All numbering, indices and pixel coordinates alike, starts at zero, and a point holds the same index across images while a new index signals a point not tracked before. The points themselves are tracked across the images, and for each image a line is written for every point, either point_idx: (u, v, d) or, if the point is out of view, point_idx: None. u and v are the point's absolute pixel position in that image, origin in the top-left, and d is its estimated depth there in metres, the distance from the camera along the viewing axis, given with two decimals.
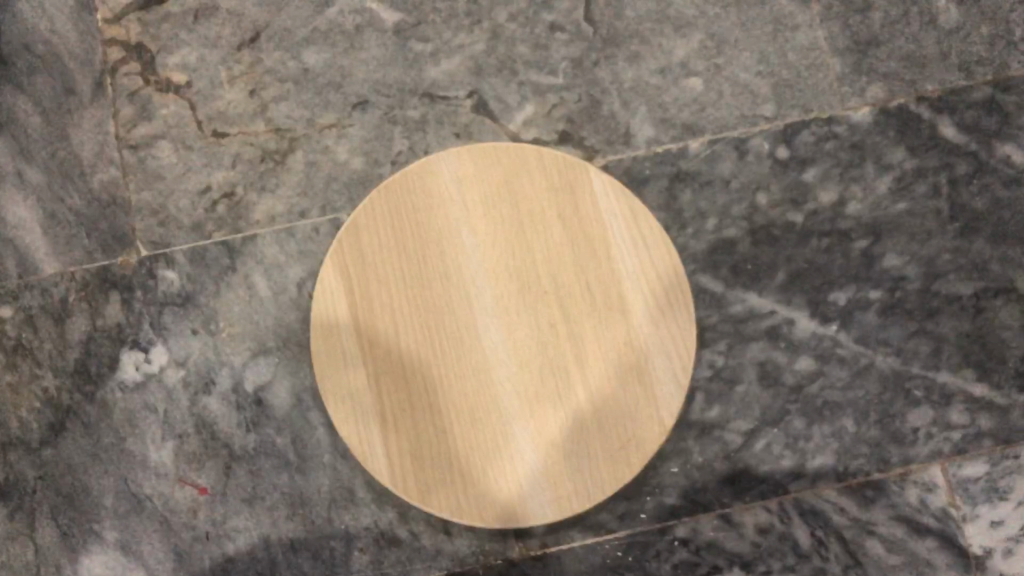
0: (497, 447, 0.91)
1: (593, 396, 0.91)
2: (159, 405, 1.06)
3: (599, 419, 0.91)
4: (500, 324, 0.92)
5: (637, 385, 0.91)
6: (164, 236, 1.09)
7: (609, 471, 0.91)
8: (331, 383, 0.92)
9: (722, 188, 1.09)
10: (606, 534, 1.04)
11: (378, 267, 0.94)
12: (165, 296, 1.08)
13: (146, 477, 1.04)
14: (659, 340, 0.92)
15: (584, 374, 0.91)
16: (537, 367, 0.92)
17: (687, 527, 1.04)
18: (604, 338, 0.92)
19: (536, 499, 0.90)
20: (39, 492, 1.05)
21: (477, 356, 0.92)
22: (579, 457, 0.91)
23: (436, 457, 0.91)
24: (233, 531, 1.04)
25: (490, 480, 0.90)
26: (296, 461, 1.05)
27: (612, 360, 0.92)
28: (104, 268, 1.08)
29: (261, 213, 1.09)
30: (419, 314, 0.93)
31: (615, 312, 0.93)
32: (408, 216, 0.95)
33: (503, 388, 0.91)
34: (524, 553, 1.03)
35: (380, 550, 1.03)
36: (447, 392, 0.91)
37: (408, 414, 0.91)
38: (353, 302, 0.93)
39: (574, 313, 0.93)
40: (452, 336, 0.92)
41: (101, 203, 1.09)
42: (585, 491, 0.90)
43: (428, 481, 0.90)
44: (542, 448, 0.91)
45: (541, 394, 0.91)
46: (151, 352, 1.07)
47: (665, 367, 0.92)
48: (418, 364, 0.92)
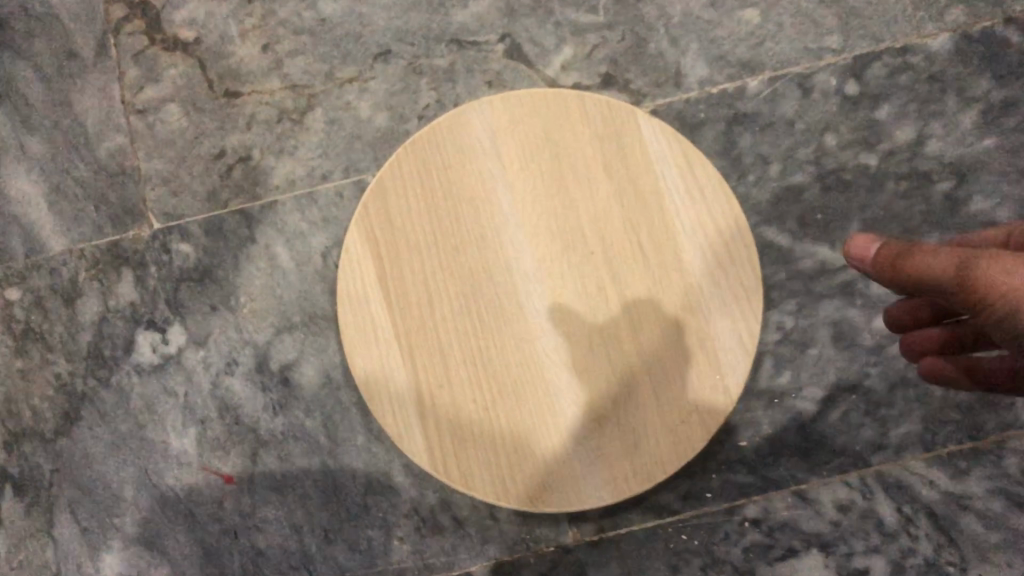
0: (545, 423, 0.81)
1: (649, 365, 0.81)
2: (180, 389, 0.98)
3: (655, 390, 0.81)
4: (544, 288, 0.83)
5: (698, 352, 0.81)
6: (178, 207, 1.01)
7: (668, 446, 0.81)
8: (361, 359, 0.83)
9: (785, 131, 0.98)
10: (669, 516, 0.94)
11: (408, 231, 0.85)
12: (181, 271, 1.00)
13: (168, 466, 0.97)
14: (721, 301, 0.82)
15: (639, 342, 0.82)
16: (586, 335, 0.82)
17: (758, 507, 0.95)
18: (660, 301, 0.82)
19: (588, 478, 0.81)
20: (56, 486, 0.97)
21: (518, 326, 0.83)
22: (635, 433, 0.81)
23: (478, 436, 0.82)
24: (263, 522, 0.96)
25: (537, 460, 0.81)
26: (328, 445, 0.97)
27: (669, 325, 0.82)
28: (114, 244, 1.00)
29: (280, 177, 1.01)
30: (454, 281, 0.84)
31: (670, 272, 0.83)
32: (439, 174, 0.85)
33: (549, 359, 0.82)
34: (579, 540, 0.94)
35: (422, 539, 0.95)
36: (486, 365, 0.82)
37: (446, 389, 0.82)
38: (382, 270, 0.84)
39: (625, 274, 0.83)
40: (491, 304, 0.83)
41: (109, 174, 1.01)
42: (642, 470, 0.81)
43: (470, 461, 0.81)
44: (593, 423, 0.81)
45: (591, 365, 0.82)
46: (168, 332, 0.99)
47: (728, 331, 0.81)
48: (455, 335, 0.83)
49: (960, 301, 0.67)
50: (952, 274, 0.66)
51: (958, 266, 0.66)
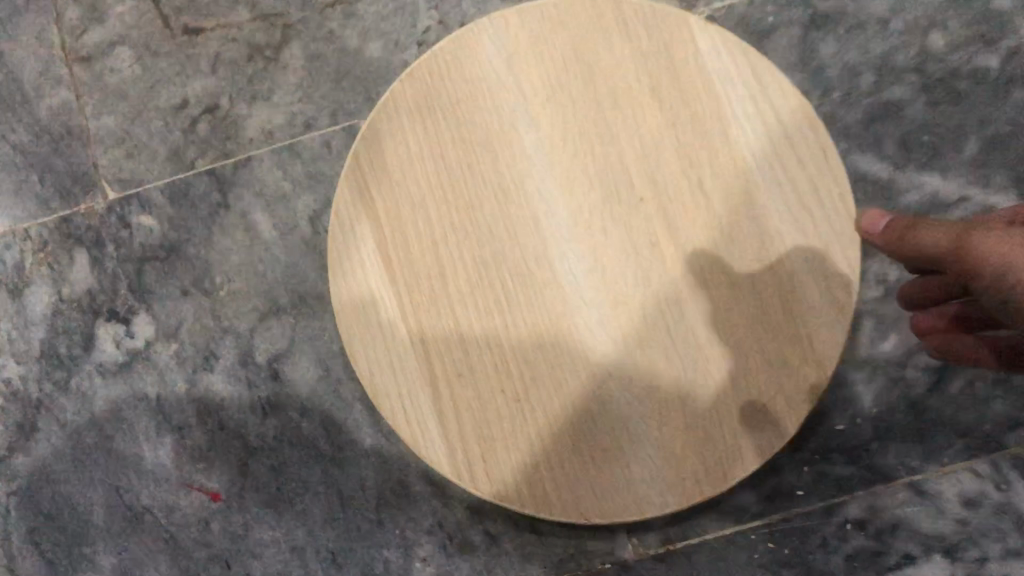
0: (588, 416, 0.58)
1: (725, 330, 0.57)
2: (151, 391, 0.82)
3: (733, 366, 0.57)
4: (578, 231, 0.58)
5: (781, 316, 0.57)
6: (137, 172, 0.84)
7: (749, 440, 0.57)
8: (356, 332, 0.59)
9: (878, 32, 0.78)
10: (751, 521, 0.76)
11: (401, 154, 0.60)
12: (144, 249, 0.83)
13: (142, 483, 0.81)
14: (809, 248, 0.57)
15: (706, 300, 0.57)
16: (639, 293, 0.58)
17: (861, 504, 0.75)
18: (737, 242, 0.57)
19: (649, 483, 0.58)
20: (14, 512, 0.82)
21: (546, 282, 0.58)
22: (705, 423, 0.57)
23: (505, 432, 0.58)
24: (258, 546, 0.80)
25: (580, 459, 0.58)
26: (331, 450, 0.80)
27: (746, 277, 0.57)
28: (64, 220, 0.84)
29: (255, 129, 0.83)
30: (456, 223, 0.59)
31: (746, 202, 0.58)
32: (436, 74, 0.60)
33: (592, 325, 0.58)
34: (641, 554, 0.77)
35: (449, 559, 0.78)
36: (511, 338, 0.58)
37: (461, 371, 0.59)
38: (372, 208, 0.60)
39: (688, 205, 0.58)
40: (512, 252, 0.59)
41: (53, 137, 0.84)
42: (719, 472, 0.57)
43: (497, 463, 0.58)
44: (652, 413, 0.58)
45: (647, 334, 0.58)
46: (133, 323, 0.82)
47: (820, 287, 0.57)
48: (466, 297, 0.59)
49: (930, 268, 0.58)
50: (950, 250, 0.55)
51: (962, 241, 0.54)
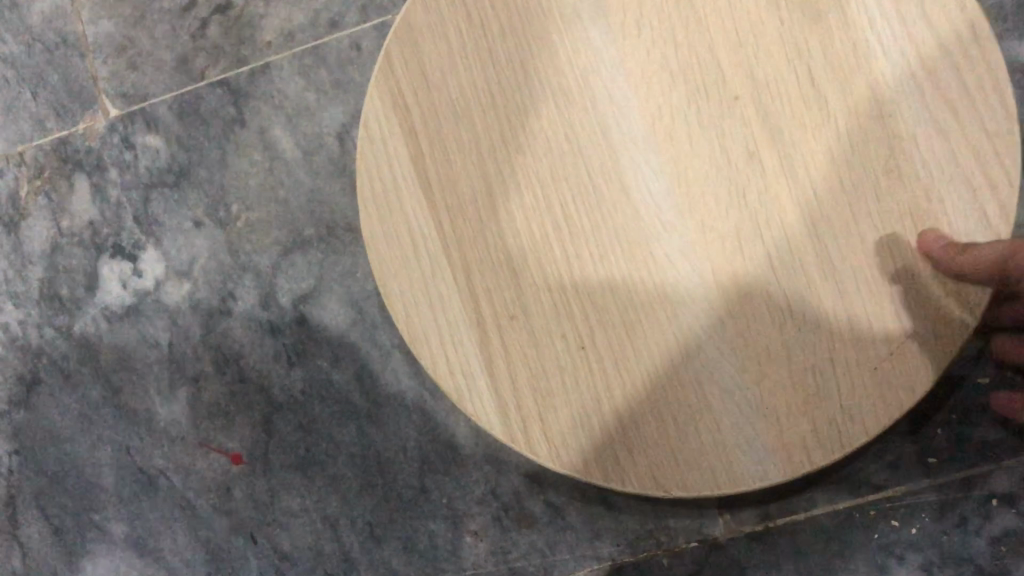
0: (665, 363, 0.40)
1: (848, 248, 0.39)
2: (162, 336, 0.71)
3: (855, 300, 0.39)
4: (650, 112, 0.41)
5: (915, 235, 0.39)
6: (140, 84, 0.72)
7: (878, 400, 0.39)
8: (381, 249, 0.43)
9: None
10: (870, 493, 0.62)
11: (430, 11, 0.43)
12: (150, 174, 0.71)
13: (156, 443, 0.71)
14: (947, 141, 0.39)
15: (815, 209, 0.39)
16: (731, 195, 0.40)
17: (1012, 477, 0.61)
18: (863, 128, 0.39)
19: (750, 452, 0.39)
20: (19, 475, 0.73)
21: (604, 182, 0.41)
22: (819, 374, 0.39)
23: (564, 382, 0.41)
24: (286, 516, 0.69)
25: (658, 419, 0.40)
26: (366, 406, 0.68)
27: (872, 176, 0.39)
28: (62, 142, 0.73)
29: (272, 30, 0.70)
30: (485, 103, 0.42)
31: (867, 74, 0.39)
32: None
33: (670, 240, 0.40)
34: (733, 531, 0.64)
35: (505, 534, 0.66)
36: (569, 255, 0.41)
37: (511, 304, 0.42)
38: (399, 88, 0.43)
39: (790, 76, 0.40)
40: (558, 141, 0.41)
41: (46, 46, 0.73)
42: (836, 442, 0.39)
43: (553, 422, 0.41)
44: (753, 359, 0.40)
45: (747, 251, 0.40)
46: (141, 260, 0.71)
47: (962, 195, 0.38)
48: (508, 200, 0.42)
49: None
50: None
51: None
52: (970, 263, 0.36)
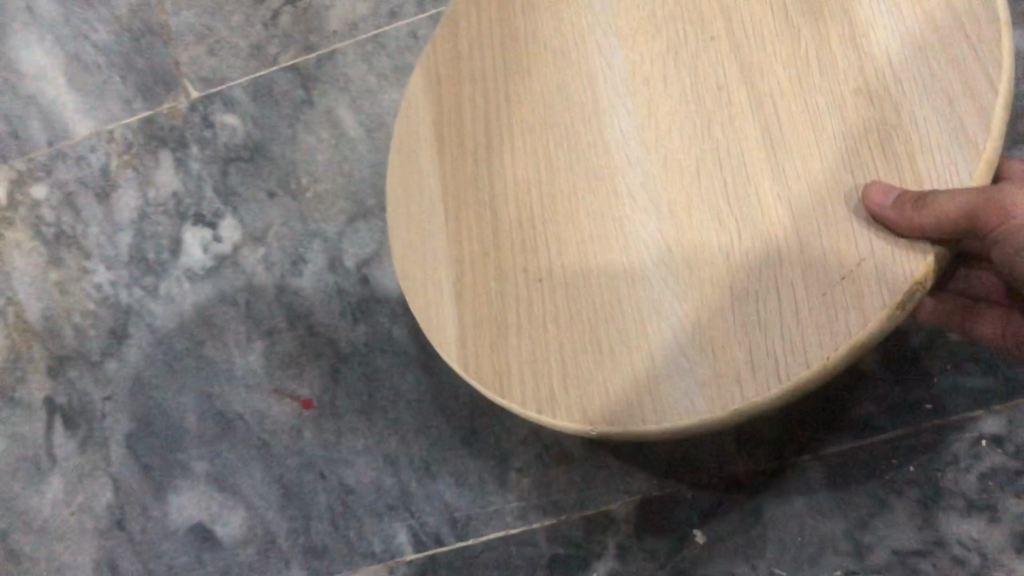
0: (616, 295, 0.44)
1: (803, 174, 0.40)
2: (239, 295, 0.79)
3: (799, 219, 0.40)
4: (635, 62, 0.47)
5: (874, 151, 0.39)
6: (218, 68, 0.80)
7: (819, 327, 0.38)
8: (400, 199, 0.53)
9: None
10: (873, 436, 0.70)
11: (472, 15, 0.53)
12: (229, 149, 0.80)
13: (234, 390, 0.79)
14: (914, 54, 0.39)
15: (773, 138, 0.42)
16: (696, 132, 0.44)
17: (1000, 421, 0.69)
18: (829, 52, 0.41)
19: (684, 379, 0.41)
20: (110, 419, 0.82)
21: (587, 129, 0.47)
22: (760, 297, 0.40)
23: (520, 313, 0.46)
24: (351, 455, 0.77)
25: (600, 349, 0.44)
26: (422, 357, 0.77)
27: (834, 99, 0.40)
28: (148, 121, 0.81)
29: (337, 20, 0.79)
30: (497, 82, 0.51)
31: (838, 3, 0.42)
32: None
33: (634, 177, 0.45)
34: (750, 469, 0.72)
35: (547, 471, 0.75)
36: (546, 200, 0.47)
37: (487, 244, 0.49)
38: (437, 73, 0.54)
39: (765, 22, 0.43)
40: (555, 104, 0.49)
41: (133, 34, 0.81)
42: (772, 371, 0.38)
43: (502, 346, 0.47)
44: (696, 285, 0.41)
45: (702, 184, 0.43)
46: (220, 227, 0.80)
47: (935, 106, 0.38)
48: (495, 158, 0.50)
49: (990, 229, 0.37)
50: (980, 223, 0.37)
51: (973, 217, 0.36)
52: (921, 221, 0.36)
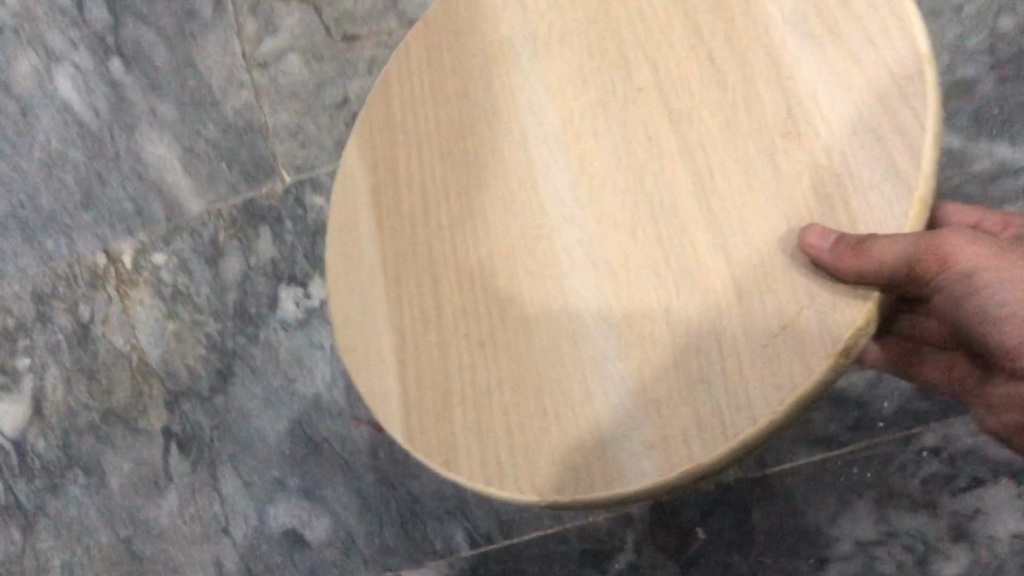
0: (553, 358, 0.48)
1: (731, 230, 0.44)
2: (326, 341, 0.98)
3: (715, 276, 0.44)
4: (563, 131, 0.51)
5: (806, 193, 0.43)
6: (307, 158, 1.00)
7: (758, 380, 0.41)
8: (341, 268, 0.57)
9: (952, 19, 0.88)
10: (838, 449, 0.88)
11: (403, 88, 0.58)
12: (316, 224, 0.99)
13: (320, 418, 0.97)
14: (840, 95, 0.43)
15: (709, 197, 0.45)
16: (629, 186, 0.48)
17: (937, 434, 0.87)
18: (757, 99, 0.45)
19: (623, 437, 0.45)
20: (217, 442, 1.00)
21: (525, 197, 0.52)
22: (700, 351, 0.43)
23: (466, 381, 0.50)
24: (417, 470, 0.95)
25: (541, 412, 0.47)
26: None
27: (764, 155, 0.44)
28: (249, 201, 1.01)
29: None
30: (437, 147, 0.56)
31: (769, 58, 0.46)
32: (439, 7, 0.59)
33: (574, 234, 0.49)
34: (741, 477, 0.89)
35: None
36: (484, 271, 0.52)
37: (427, 309, 0.53)
38: (372, 143, 0.58)
39: (681, 85, 0.48)
40: (490, 169, 0.53)
41: (237, 131, 1.01)
42: (718, 428, 0.42)
43: (449, 411, 0.50)
44: (633, 343, 0.46)
45: (635, 248, 0.47)
46: (309, 286, 0.99)
47: (862, 144, 0.42)
48: (435, 224, 0.54)
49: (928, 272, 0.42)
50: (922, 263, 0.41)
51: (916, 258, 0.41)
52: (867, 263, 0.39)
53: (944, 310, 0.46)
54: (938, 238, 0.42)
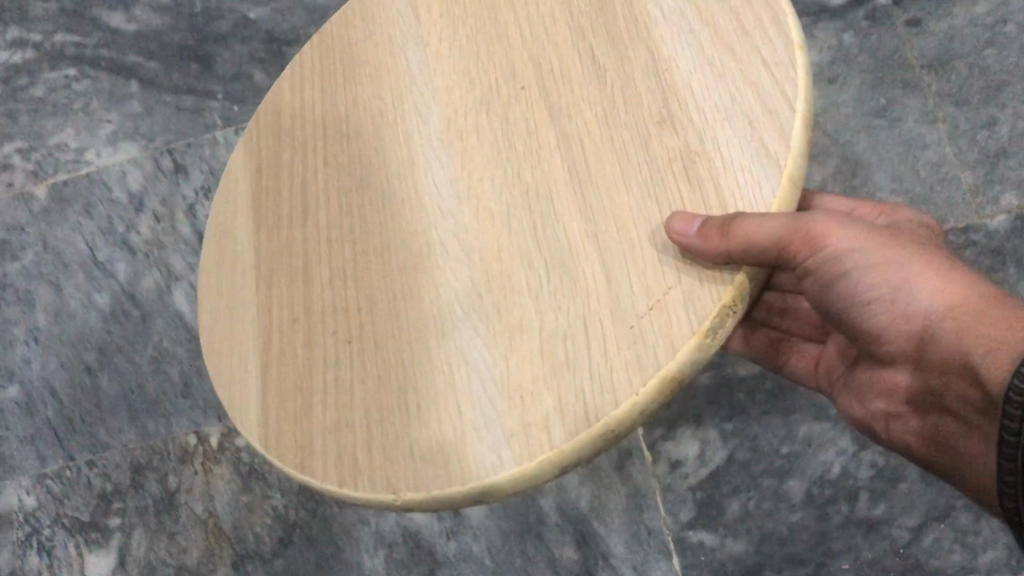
0: (405, 353, 0.65)
1: (558, 249, 0.63)
2: (371, 518, 1.20)
3: (548, 287, 0.62)
4: (443, 144, 0.71)
5: (680, 180, 0.62)
6: None
7: (616, 350, 0.58)
8: (219, 288, 0.75)
9: None
10: None
11: (295, 151, 0.76)
12: None
13: None
14: (715, 90, 0.63)
15: (554, 228, 0.64)
16: (498, 195, 0.67)
17: None
18: (637, 105, 0.65)
19: (478, 413, 0.60)
20: None
21: (397, 223, 0.70)
22: (565, 330, 0.60)
23: (329, 374, 0.66)
24: None
25: (398, 395, 0.63)
26: (492, 565, 1.16)
27: (641, 168, 0.63)
28: None
29: None
30: (326, 197, 0.73)
31: (654, 87, 0.65)
32: (328, 49, 0.79)
33: (435, 257, 0.67)
34: None
35: None
36: (357, 276, 0.69)
37: (297, 318, 0.70)
38: (258, 191, 0.76)
39: (535, 147, 0.67)
40: (365, 215, 0.71)
41: None
42: (583, 416, 0.57)
43: (311, 402, 0.66)
44: (499, 330, 0.62)
45: (504, 246, 0.65)
46: None
47: (723, 149, 0.61)
48: (314, 256, 0.72)
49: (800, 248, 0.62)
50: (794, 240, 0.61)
51: (786, 235, 0.59)
52: (732, 242, 0.57)
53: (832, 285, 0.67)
54: (808, 227, 0.62)
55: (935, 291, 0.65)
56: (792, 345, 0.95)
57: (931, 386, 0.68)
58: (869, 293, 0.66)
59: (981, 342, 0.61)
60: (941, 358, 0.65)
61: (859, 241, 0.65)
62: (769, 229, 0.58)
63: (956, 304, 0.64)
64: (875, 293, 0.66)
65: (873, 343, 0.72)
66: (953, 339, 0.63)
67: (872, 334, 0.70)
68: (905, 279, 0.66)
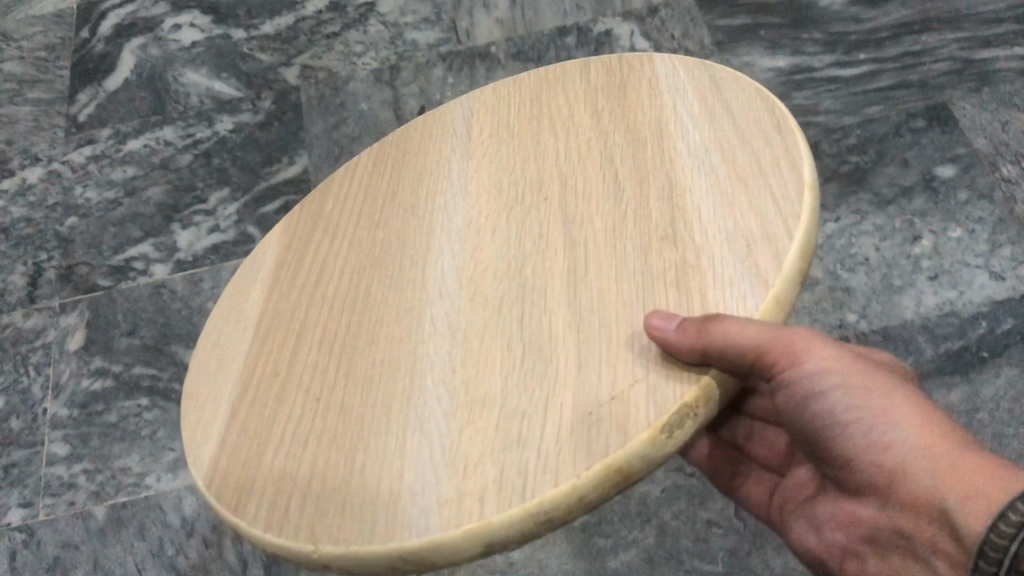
0: (371, 417, 0.72)
1: (533, 333, 0.72)
2: None
3: (523, 366, 0.70)
4: (460, 237, 0.84)
5: (672, 286, 0.72)
6: None
7: (575, 423, 0.65)
8: (219, 334, 0.87)
9: None
10: None
11: (323, 244, 0.90)
12: None
13: None
14: (720, 212, 0.75)
15: (534, 318, 0.74)
16: (493, 284, 0.78)
17: None
18: (646, 217, 0.78)
19: (418, 477, 0.66)
20: None
21: (397, 303, 0.80)
22: (526, 409, 0.67)
23: (289, 426, 0.74)
24: None
25: (349, 454, 0.70)
26: None
27: (641, 267, 0.74)
28: None
29: None
30: (337, 287, 0.85)
31: (666, 204, 0.78)
32: (390, 161, 0.96)
33: (424, 332, 0.77)
34: None
35: None
36: (343, 345, 0.79)
37: (281, 375, 0.79)
38: (277, 270, 0.90)
39: (535, 249, 0.79)
40: (368, 303, 0.82)
41: None
42: (520, 492, 0.62)
43: (265, 451, 0.73)
44: (463, 403, 0.70)
45: (488, 326, 0.75)
46: None
47: (722, 258, 0.72)
48: (311, 332, 0.82)
49: (778, 357, 0.70)
50: (772, 347, 0.68)
51: (765, 343, 0.66)
52: (716, 346, 0.64)
53: (798, 395, 0.75)
54: (790, 339, 0.71)
55: (912, 424, 0.71)
56: (750, 470, 1.03)
57: (891, 522, 0.73)
58: (844, 413, 0.73)
59: (958, 484, 0.66)
60: (913, 495, 0.70)
61: (837, 362, 0.74)
62: (752, 342, 0.65)
63: (934, 446, 0.69)
64: (854, 414, 0.73)
65: (841, 468, 0.78)
66: (916, 480, 0.69)
67: (843, 460, 0.76)
68: (886, 408, 0.72)
